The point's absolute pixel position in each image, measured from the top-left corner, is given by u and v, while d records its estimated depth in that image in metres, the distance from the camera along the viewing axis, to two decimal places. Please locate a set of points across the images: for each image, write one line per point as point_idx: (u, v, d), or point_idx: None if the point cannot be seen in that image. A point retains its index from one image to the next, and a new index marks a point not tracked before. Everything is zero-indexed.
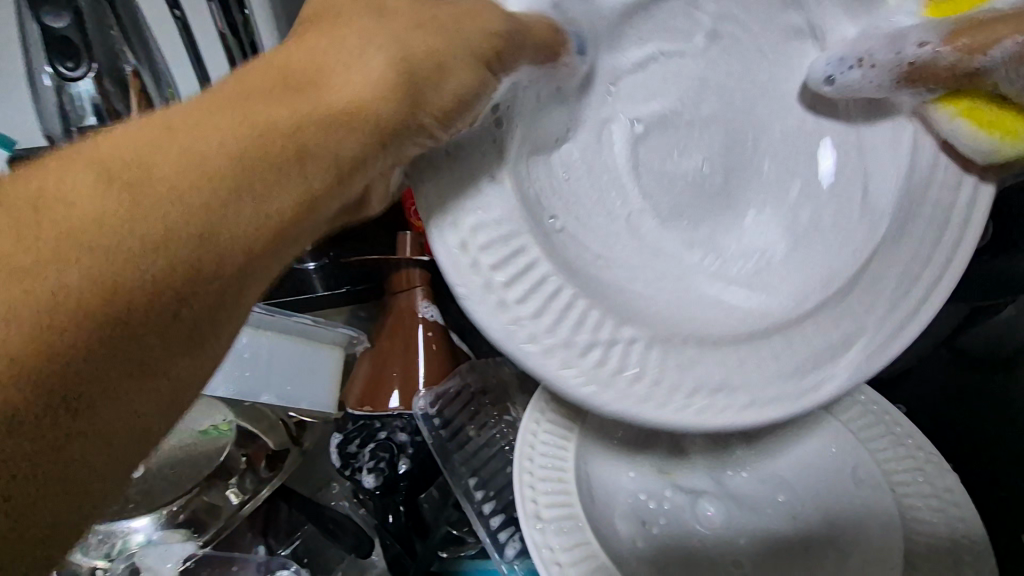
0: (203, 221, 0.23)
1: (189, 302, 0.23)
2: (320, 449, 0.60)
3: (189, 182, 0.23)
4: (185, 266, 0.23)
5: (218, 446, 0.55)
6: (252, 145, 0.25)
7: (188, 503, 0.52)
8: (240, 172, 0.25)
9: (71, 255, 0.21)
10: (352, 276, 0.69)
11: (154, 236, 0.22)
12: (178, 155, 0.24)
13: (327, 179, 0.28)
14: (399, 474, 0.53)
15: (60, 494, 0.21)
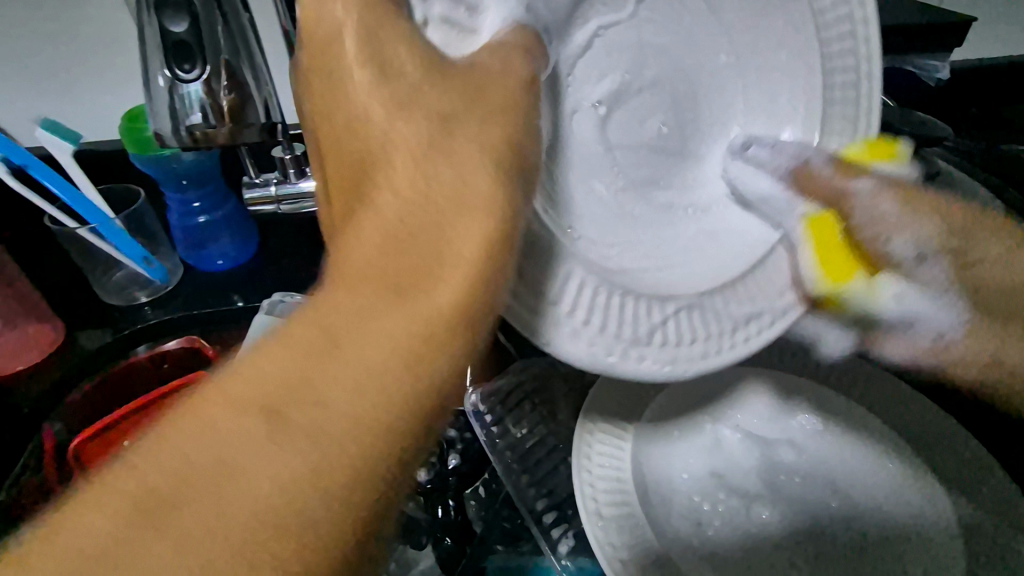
0: (307, 383, 0.27)
1: (336, 446, 0.27)
2: None
3: (291, 363, 0.27)
4: (289, 412, 0.27)
5: None
6: (358, 288, 0.29)
7: None
8: (347, 316, 0.28)
9: (204, 441, 0.26)
10: None
11: (276, 399, 0.27)
12: (264, 375, 0.27)
13: (419, 280, 0.29)
14: (448, 470, 0.54)
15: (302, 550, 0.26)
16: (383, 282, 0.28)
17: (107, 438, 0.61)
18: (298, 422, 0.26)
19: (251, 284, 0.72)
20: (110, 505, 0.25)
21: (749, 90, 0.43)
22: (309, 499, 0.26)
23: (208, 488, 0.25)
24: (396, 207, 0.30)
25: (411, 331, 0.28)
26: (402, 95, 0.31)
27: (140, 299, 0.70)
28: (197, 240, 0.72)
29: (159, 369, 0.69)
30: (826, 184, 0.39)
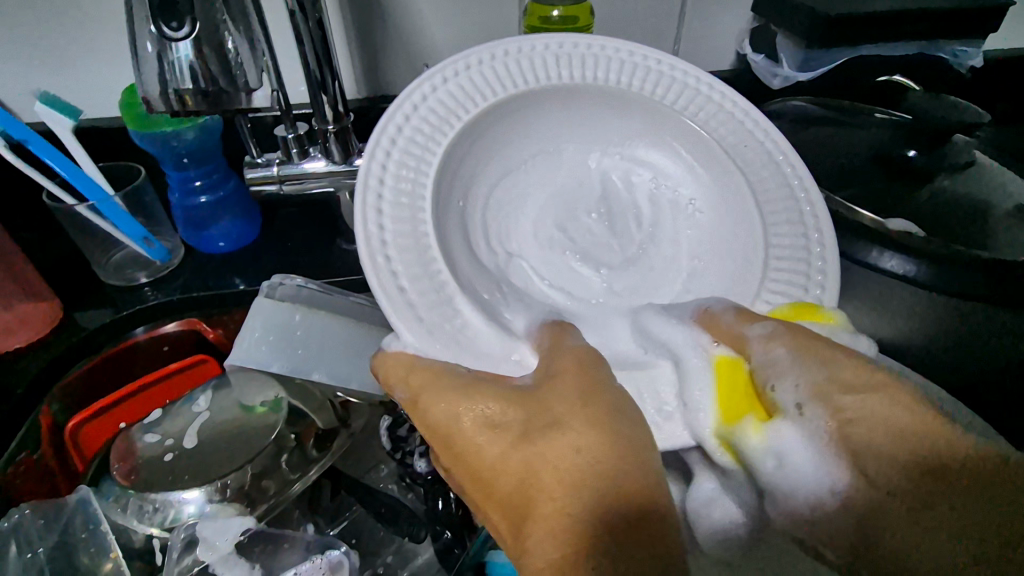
0: (528, 491, 0.33)
1: (558, 513, 0.31)
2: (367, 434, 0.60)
3: (506, 478, 0.34)
4: (539, 520, 0.32)
5: (273, 422, 0.56)
6: (476, 464, 0.35)
7: (239, 478, 0.52)
8: (535, 455, 0.34)
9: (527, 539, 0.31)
10: None
11: (552, 513, 0.32)
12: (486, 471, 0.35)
13: (527, 410, 0.35)
14: None
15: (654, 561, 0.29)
16: (517, 428, 0.35)
17: (107, 420, 0.62)
18: (577, 484, 0.32)
19: (253, 267, 0.71)
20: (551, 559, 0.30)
21: (617, 136, 0.52)
22: (573, 509, 0.31)
23: (524, 522, 0.33)
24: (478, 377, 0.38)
25: (580, 454, 0.33)
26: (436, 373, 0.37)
27: (140, 279, 0.68)
28: (197, 220, 0.70)
29: (159, 351, 0.69)
30: (725, 329, 0.39)
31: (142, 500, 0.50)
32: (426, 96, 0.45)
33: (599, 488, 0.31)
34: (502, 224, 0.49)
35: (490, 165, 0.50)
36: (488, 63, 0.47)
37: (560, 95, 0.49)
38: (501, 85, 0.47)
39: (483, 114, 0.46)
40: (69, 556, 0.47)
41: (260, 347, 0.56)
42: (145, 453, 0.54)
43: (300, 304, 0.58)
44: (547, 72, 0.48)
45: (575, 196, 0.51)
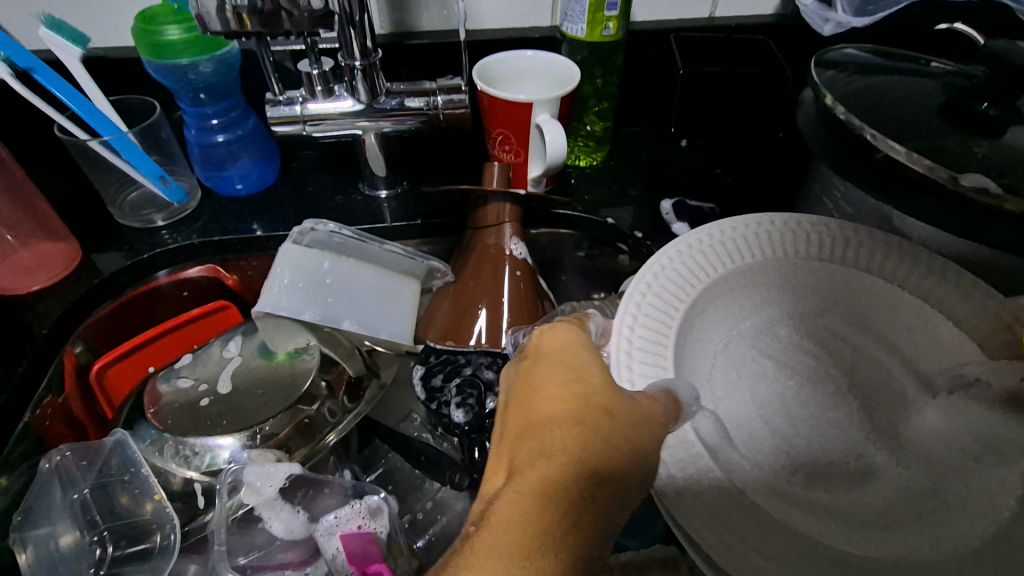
0: (560, 520, 0.29)
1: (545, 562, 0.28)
2: (400, 383, 0.59)
3: (558, 498, 0.30)
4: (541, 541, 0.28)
5: (306, 368, 0.56)
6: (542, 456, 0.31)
7: (277, 422, 0.52)
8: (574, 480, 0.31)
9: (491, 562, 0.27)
10: (428, 208, 0.67)
11: (519, 532, 0.28)
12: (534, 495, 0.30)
13: (617, 464, 0.32)
14: (487, 412, 0.53)
15: None
16: (597, 454, 0.32)
17: (134, 364, 0.61)
18: (570, 532, 0.29)
19: (274, 212, 0.68)
20: None
21: (833, 278, 0.46)
22: None
23: (543, 543, 0.28)
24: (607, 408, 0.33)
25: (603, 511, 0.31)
26: (546, 385, 0.35)
27: (157, 221, 0.66)
28: (215, 160, 0.67)
29: (179, 297, 0.68)
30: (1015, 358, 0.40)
31: (180, 444, 0.50)
32: (646, 276, 0.43)
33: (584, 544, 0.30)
34: (729, 395, 0.42)
35: (706, 341, 0.43)
36: (746, 229, 0.48)
37: (755, 245, 0.46)
38: (701, 261, 0.45)
39: (688, 285, 0.44)
40: (109, 495, 0.47)
41: (291, 296, 0.53)
42: (180, 398, 0.53)
43: (329, 251, 0.57)
44: (748, 250, 0.46)
45: (807, 375, 0.44)
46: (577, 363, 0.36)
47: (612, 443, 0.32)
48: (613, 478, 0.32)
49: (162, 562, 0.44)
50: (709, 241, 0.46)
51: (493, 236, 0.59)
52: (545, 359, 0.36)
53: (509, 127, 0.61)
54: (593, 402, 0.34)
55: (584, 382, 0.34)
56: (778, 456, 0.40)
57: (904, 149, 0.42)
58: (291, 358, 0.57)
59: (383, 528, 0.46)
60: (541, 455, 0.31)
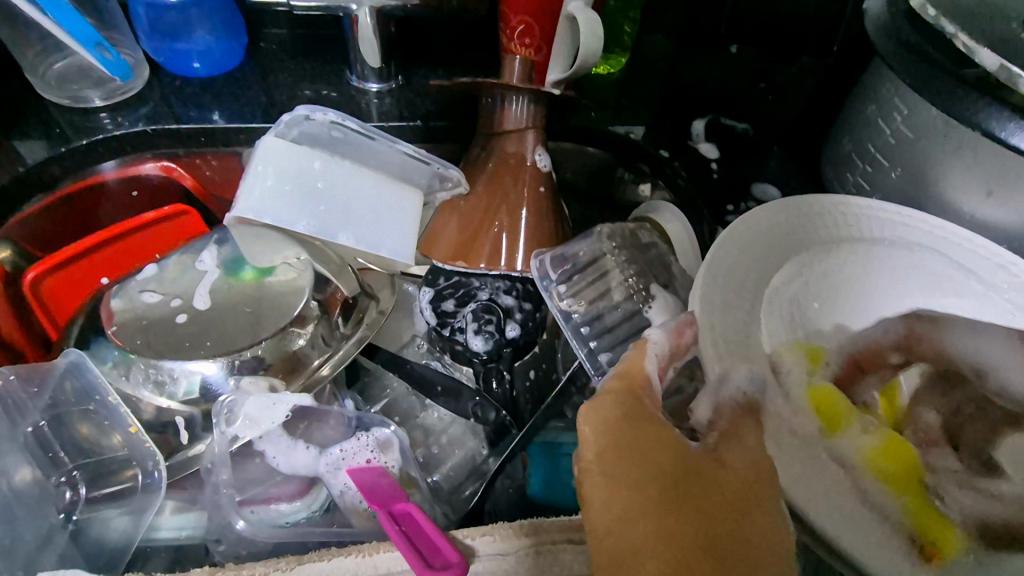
0: (691, 564, 0.28)
1: None
2: (402, 304, 0.54)
3: (675, 550, 0.28)
4: None
5: (295, 285, 0.46)
6: (638, 510, 0.29)
7: (266, 350, 0.44)
8: (673, 528, 0.28)
9: None
10: (430, 108, 0.58)
11: None
12: (630, 551, 0.28)
13: (718, 497, 0.30)
14: (506, 340, 0.48)
15: None
16: (683, 492, 0.30)
17: (83, 274, 0.52)
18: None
19: (242, 99, 0.57)
20: None
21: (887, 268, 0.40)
22: None
23: None
24: (667, 475, 0.30)
25: (730, 539, 0.29)
26: (621, 419, 0.31)
27: (93, 101, 0.54)
28: (167, 28, 0.55)
29: (130, 198, 0.57)
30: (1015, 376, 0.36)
31: (153, 368, 0.42)
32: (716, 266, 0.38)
33: None
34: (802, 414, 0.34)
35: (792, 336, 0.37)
36: (784, 223, 0.41)
37: (816, 229, 0.41)
38: (771, 246, 0.40)
39: (745, 279, 0.38)
40: (65, 428, 0.41)
41: (277, 200, 0.47)
42: (146, 315, 0.44)
43: (321, 149, 0.49)
44: (788, 245, 0.40)
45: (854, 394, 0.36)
46: (632, 427, 0.31)
47: (686, 517, 0.29)
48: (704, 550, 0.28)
49: (148, 500, 0.39)
50: (785, 217, 0.41)
51: (513, 143, 0.52)
52: (588, 432, 0.31)
53: (536, 14, 0.51)
54: (648, 487, 0.29)
55: (631, 413, 0.31)
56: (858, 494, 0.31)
57: (998, 60, 0.37)
58: (258, 279, 0.47)
59: (393, 462, 0.42)
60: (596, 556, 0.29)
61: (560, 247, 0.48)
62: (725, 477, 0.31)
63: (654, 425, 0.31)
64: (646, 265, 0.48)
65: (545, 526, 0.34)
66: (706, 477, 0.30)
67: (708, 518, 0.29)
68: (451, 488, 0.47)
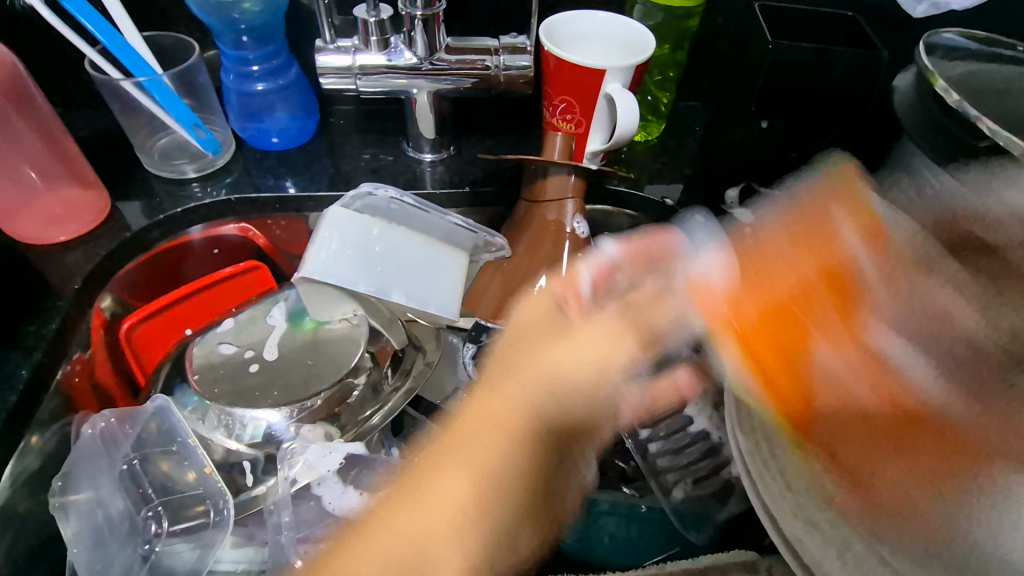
0: (480, 461, 0.42)
1: (441, 503, 0.41)
2: (446, 357, 0.55)
3: (480, 440, 0.42)
4: (477, 496, 0.41)
5: (352, 338, 0.52)
6: (461, 424, 0.43)
7: (323, 400, 0.48)
8: (492, 421, 0.42)
9: (428, 494, 0.41)
10: (478, 176, 0.63)
11: (450, 478, 0.41)
12: (438, 451, 0.43)
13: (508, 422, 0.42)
14: None
15: (455, 523, 0.41)
16: (501, 428, 0.42)
17: (170, 325, 0.59)
18: (482, 461, 0.42)
19: (313, 167, 0.65)
20: (422, 500, 0.41)
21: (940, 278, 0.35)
22: (470, 525, 0.41)
23: (431, 477, 0.42)
24: (493, 401, 0.43)
25: (496, 445, 0.42)
26: (561, 325, 0.44)
27: (189, 173, 0.62)
28: (252, 109, 0.63)
29: (209, 255, 0.64)
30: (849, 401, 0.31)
31: (225, 414, 0.47)
32: (728, 371, 0.38)
33: (471, 471, 0.41)
34: (811, 488, 0.32)
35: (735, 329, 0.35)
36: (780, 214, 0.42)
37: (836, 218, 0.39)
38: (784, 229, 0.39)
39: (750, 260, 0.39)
40: (149, 466, 0.46)
41: (337, 262, 0.51)
42: (222, 365, 0.50)
43: (379, 217, 0.54)
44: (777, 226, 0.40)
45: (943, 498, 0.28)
46: (546, 344, 0.44)
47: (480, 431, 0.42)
48: (539, 495, 0.44)
49: (216, 536, 0.43)
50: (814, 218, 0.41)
51: (553, 213, 0.56)
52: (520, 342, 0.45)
53: (576, 94, 0.55)
54: (556, 465, 0.44)
55: (559, 336, 0.43)
56: (839, 547, 0.31)
57: None
58: (317, 328, 0.53)
59: None
60: (498, 513, 0.42)
61: None
62: (516, 408, 0.42)
63: (535, 355, 0.43)
64: (658, 245, 0.45)
65: None
66: (502, 417, 0.42)
67: (504, 440, 0.42)
68: None
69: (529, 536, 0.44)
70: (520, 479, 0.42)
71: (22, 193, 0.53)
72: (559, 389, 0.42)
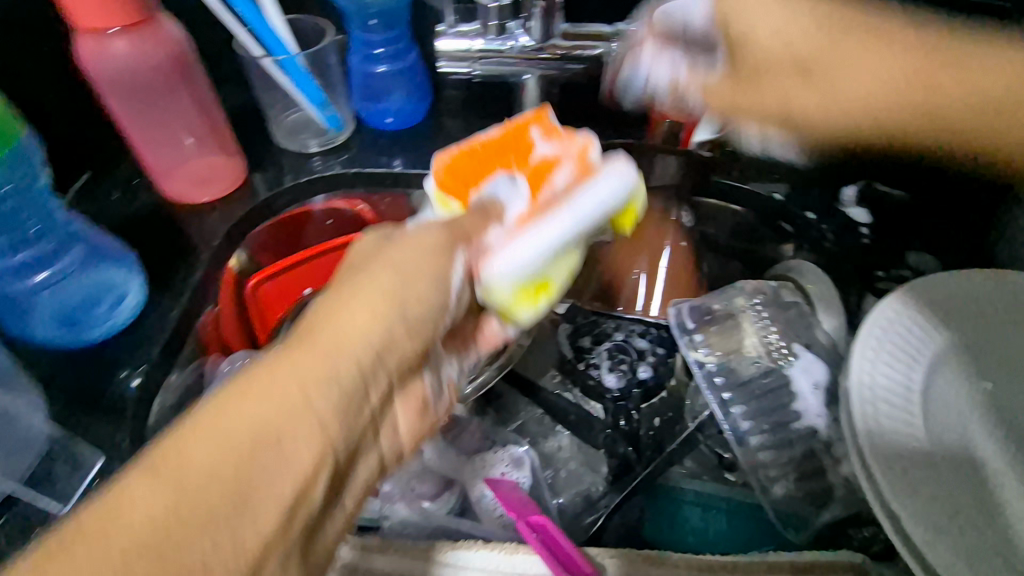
0: (275, 425, 0.30)
1: (273, 487, 0.29)
2: (540, 336, 0.55)
3: (254, 411, 0.30)
4: (248, 459, 0.29)
5: None
6: (296, 375, 0.31)
7: None
8: (268, 398, 0.30)
9: (224, 423, 0.29)
10: None
11: (236, 431, 0.29)
12: (215, 415, 0.30)
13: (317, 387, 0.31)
14: (638, 380, 0.51)
15: (170, 543, 0.26)
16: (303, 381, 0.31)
17: (289, 285, 0.64)
18: (271, 439, 0.30)
19: (423, 147, 0.68)
20: (179, 477, 0.28)
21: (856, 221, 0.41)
22: (264, 512, 0.29)
23: (256, 458, 0.29)
24: (334, 336, 0.33)
25: (293, 418, 0.30)
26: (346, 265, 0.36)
27: (312, 148, 0.67)
28: (373, 89, 0.67)
29: (324, 226, 0.68)
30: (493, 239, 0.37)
31: None
32: (863, 372, 0.38)
33: (260, 458, 0.29)
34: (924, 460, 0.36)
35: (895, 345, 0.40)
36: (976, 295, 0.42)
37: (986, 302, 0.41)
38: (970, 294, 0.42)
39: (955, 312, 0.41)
40: None
41: None
42: None
43: None
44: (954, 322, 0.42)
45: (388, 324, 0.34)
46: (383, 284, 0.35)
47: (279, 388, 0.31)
48: (169, 475, 0.28)
49: None
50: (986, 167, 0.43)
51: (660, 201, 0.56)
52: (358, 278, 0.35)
53: None
54: (275, 404, 0.30)
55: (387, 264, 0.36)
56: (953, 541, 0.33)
57: None
58: None
59: (525, 478, 0.47)
60: (383, 357, 0.34)
61: (702, 298, 0.50)
62: (340, 353, 0.33)
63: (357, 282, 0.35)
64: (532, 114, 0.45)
65: (671, 558, 0.39)
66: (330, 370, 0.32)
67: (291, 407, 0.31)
68: (576, 512, 0.48)
69: (397, 433, 0.38)
70: (282, 450, 0.30)
71: (177, 157, 0.59)
72: (397, 306, 0.35)
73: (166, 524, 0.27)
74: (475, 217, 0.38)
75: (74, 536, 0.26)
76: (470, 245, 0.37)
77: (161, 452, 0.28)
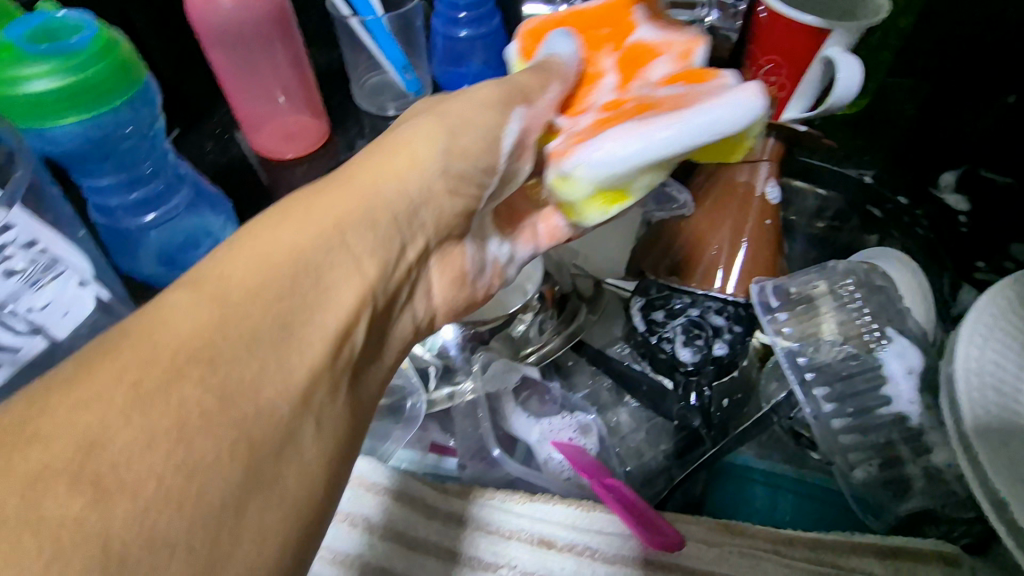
0: (307, 256, 0.26)
1: (308, 326, 0.25)
2: (607, 311, 0.56)
3: (297, 232, 0.27)
4: (286, 289, 0.25)
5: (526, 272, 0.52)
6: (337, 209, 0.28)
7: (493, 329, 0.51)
8: (311, 226, 0.27)
9: (259, 252, 0.26)
10: None
11: (270, 257, 0.25)
12: (253, 240, 0.26)
13: (354, 217, 0.28)
14: (713, 356, 0.50)
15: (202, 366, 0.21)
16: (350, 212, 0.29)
17: None
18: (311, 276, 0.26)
19: None
20: (196, 307, 0.23)
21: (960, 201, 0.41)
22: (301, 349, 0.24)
23: (288, 287, 0.25)
24: (377, 177, 0.30)
25: (340, 250, 0.27)
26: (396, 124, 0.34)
27: (390, 111, 0.68)
28: (454, 55, 0.67)
29: None
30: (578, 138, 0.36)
31: None
32: (971, 359, 0.38)
33: (303, 281, 0.26)
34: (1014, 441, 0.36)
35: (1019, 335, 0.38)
36: None
37: None
38: None
39: None
40: None
41: None
42: None
43: None
44: None
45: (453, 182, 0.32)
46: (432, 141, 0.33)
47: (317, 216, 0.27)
48: (207, 290, 0.24)
49: (402, 430, 0.48)
50: None
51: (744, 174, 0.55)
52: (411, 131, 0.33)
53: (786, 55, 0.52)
54: (312, 234, 0.27)
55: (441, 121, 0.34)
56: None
57: None
58: None
59: (591, 444, 0.47)
60: (419, 206, 0.31)
61: (787, 277, 0.49)
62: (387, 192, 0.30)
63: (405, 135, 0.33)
64: None
65: (750, 529, 0.41)
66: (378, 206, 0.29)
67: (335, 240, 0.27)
68: (641, 481, 0.48)
69: (432, 298, 0.35)
70: (321, 288, 0.26)
71: (268, 112, 0.61)
72: (448, 143, 0.33)
73: (204, 336, 0.22)
74: (541, 76, 0.37)
75: (111, 349, 0.21)
76: (529, 105, 0.36)
77: (192, 279, 0.24)
